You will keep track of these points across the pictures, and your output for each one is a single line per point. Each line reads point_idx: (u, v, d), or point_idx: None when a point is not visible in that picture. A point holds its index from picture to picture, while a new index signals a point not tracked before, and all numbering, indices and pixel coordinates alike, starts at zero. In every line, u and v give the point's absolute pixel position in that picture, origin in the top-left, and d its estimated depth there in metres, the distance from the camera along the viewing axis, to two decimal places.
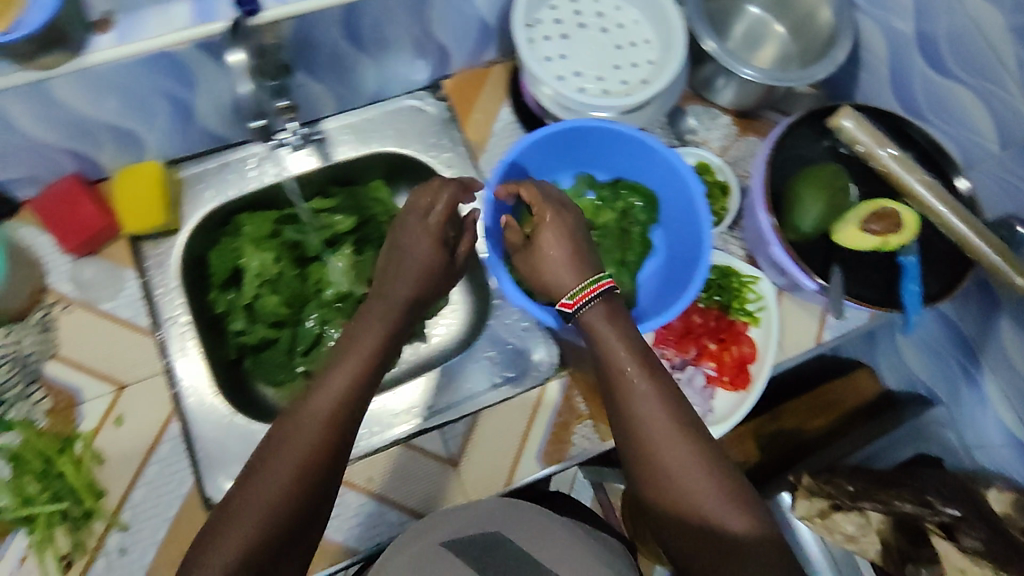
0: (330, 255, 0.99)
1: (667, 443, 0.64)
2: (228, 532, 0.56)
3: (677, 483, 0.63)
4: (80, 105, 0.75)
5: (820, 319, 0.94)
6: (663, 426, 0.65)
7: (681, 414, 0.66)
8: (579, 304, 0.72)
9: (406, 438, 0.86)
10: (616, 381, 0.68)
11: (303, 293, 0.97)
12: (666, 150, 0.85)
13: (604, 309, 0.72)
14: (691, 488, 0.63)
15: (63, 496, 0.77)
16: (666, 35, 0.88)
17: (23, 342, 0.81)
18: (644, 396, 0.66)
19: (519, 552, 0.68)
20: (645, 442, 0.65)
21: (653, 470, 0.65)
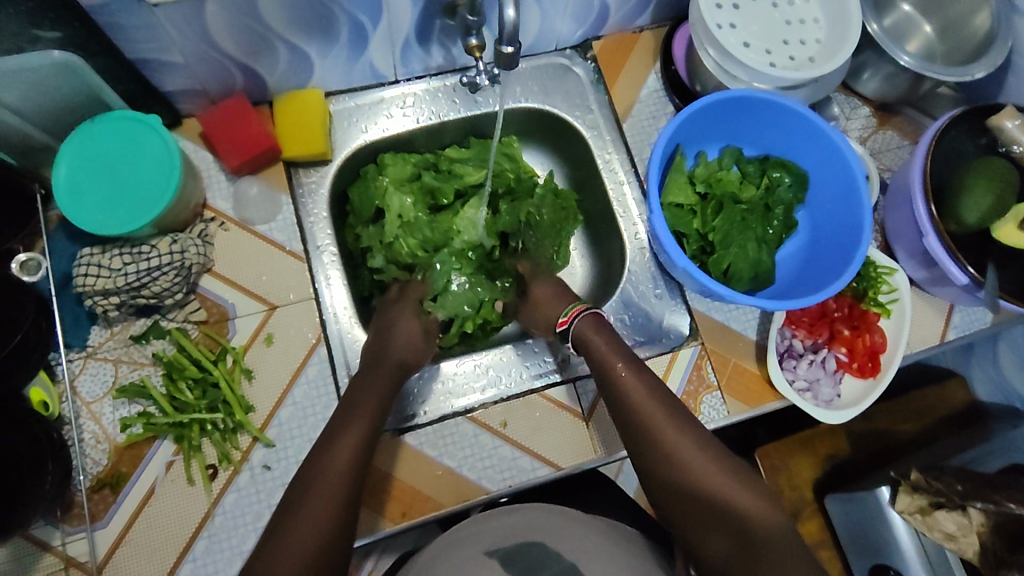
0: (460, 206, 0.98)
1: (669, 434, 0.73)
2: (301, 528, 0.61)
3: (685, 471, 0.70)
4: (273, 20, 0.75)
5: (945, 316, 0.95)
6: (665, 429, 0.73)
7: (667, 404, 0.75)
8: (574, 318, 0.82)
9: (539, 388, 0.86)
10: (609, 383, 0.77)
11: (434, 241, 0.95)
12: (831, 129, 0.85)
13: (593, 322, 0.82)
14: (701, 472, 0.70)
15: (215, 407, 0.78)
16: (838, 17, 0.88)
17: (187, 252, 0.79)
18: (640, 395, 0.76)
19: (570, 564, 0.65)
20: (650, 431, 0.73)
21: (665, 463, 0.71)
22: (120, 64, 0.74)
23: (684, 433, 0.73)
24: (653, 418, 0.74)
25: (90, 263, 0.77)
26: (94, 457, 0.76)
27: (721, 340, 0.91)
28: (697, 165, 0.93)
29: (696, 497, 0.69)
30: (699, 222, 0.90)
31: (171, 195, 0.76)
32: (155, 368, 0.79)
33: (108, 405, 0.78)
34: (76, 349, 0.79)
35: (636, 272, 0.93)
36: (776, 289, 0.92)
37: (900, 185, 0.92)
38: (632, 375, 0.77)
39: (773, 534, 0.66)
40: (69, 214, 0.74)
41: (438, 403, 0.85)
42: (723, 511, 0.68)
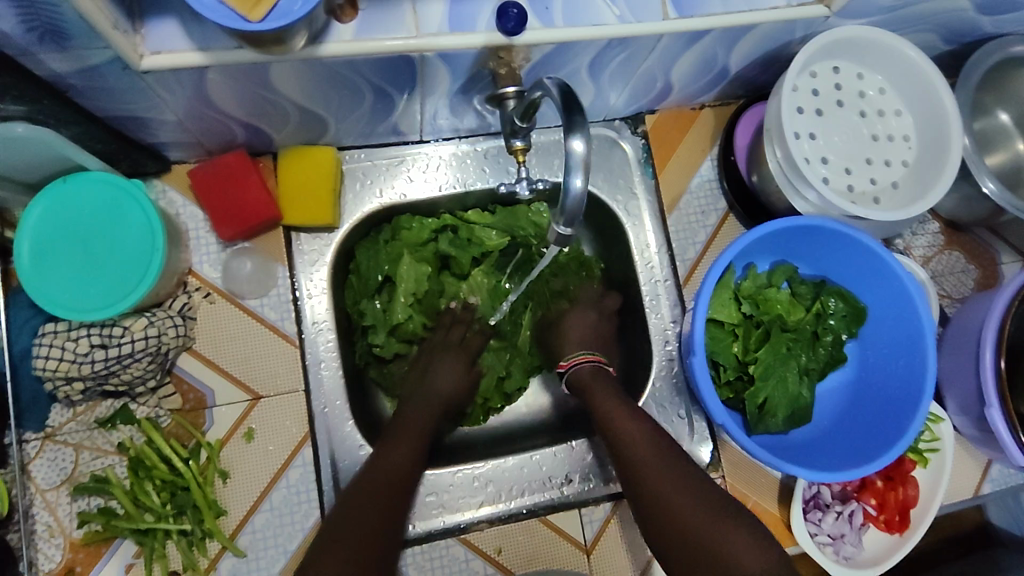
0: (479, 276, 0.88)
1: (662, 476, 0.67)
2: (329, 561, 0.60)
3: (676, 514, 0.64)
4: (286, 88, 0.64)
5: (983, 469, 0.89)
6: (655, 465, 0.68)
7: (656, 439, 0.70)
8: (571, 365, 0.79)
9: (541, 511, 0.79)
10: (603, 428, 0.72)
11: (436, 307, 0.87)
12: (904, 272, 0.76)
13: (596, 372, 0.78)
14: (694, 517, 0.63)
15: (184, 510, 0.70)
16: (933, 139, 0.78)
17: (163, 336, 0.70)
18: (632, 435, 0.70)
19: None
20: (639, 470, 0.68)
21: (661, 510, 0.65)
22: (99, 123, 0.63)
23: (677, 475, 0.66)
24: (646, 458, 0.68)
25: (52, 344, 0.68)
26: (45, 553, 0.69)
27: (740, 476, 0.83)
28: (744, 278, 0.83)
29: (692, 546, 0.62)
30: (739, 346, 0.81)
31: (151, 279, 0.66)
32: (120, 458, 0.71)
33: (64, 497, 0.70)
34: (32, 431, 0.70)
35: (661, 385, 0.85)
36: (815, 429, 0.83)
37: (963, 331, 0.83)
38: (625, 416, 0.72)
39: None
40: (61, 315, 0.64)
41: (429, 517, 0.77)
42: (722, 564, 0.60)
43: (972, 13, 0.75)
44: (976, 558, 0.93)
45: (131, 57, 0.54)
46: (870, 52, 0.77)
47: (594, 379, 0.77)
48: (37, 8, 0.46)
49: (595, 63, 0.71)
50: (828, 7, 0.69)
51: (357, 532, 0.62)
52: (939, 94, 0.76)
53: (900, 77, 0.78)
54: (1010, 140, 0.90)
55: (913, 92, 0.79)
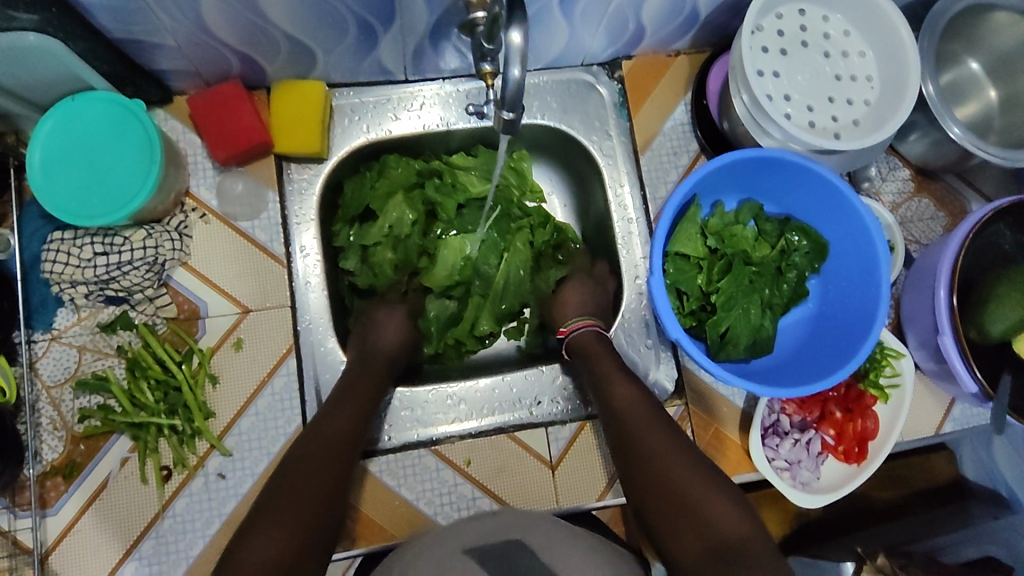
0: (467, 222, 0.92)
1: (652, 437, 0.71)
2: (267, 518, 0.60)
3: (661, 471, 0.69)
4: (273, 15, 0.69)
5: (945, 409, 0.91)
6: (651, 434, 0.72)
7: (654, 409, 0.74)
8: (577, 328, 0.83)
9: (510, 428, 0.84)
10: (603, 394, 0.77)
11: (414, 262, 0.89)
12: (861, 205, 0.79)
13: (596, 340, 0.81)
14: (679, 476, 0.68)
15: (176, 410, 0.76)
16: (894, 78, 0.80)
17: (160, 248, 0.77)
18: (627, 399, 0.75)
19: (537, 564, 0.65)
20: (634, 436, 0.72)
21: (646, 467, 0.70)
22: (103, 43, 0.68)
23: (667, 439, 0.71)
24: (638, 420, 0.73)
25: (58, 250, 0.75)
26: (49, 444, 0.75)
27: (704, 403, 0.87)
28: (712, 215, 0.87)
29: (672, 501, 0.67)
30: (704, 278, 0.85)
31: (144, 195, 0.72)
32: (119, 360, 0.77)
33: (67, 393, 0.76)
34: (40, 331, 0.76)
35: (631, 317, 0.89)
36: (777, 360, 0.86)
37: (924, 268, 0.86)
38: (626, 386, 0.76)
39: (753, 552, 0.62)
40: (64, 216, 0.71)
41: (404, 430, 0.82)
42: (699, 523, 0.65)
43: None
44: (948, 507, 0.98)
45: None
46: None
47: (596, 344, 0.81)
48: None
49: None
50: None
51: (306, 492, 0.63)
52: (899, 34, 0.79)
53: (863, 19, 0.81)
54: (982, 88, 0.92)
55: (876, 33, 0.82)
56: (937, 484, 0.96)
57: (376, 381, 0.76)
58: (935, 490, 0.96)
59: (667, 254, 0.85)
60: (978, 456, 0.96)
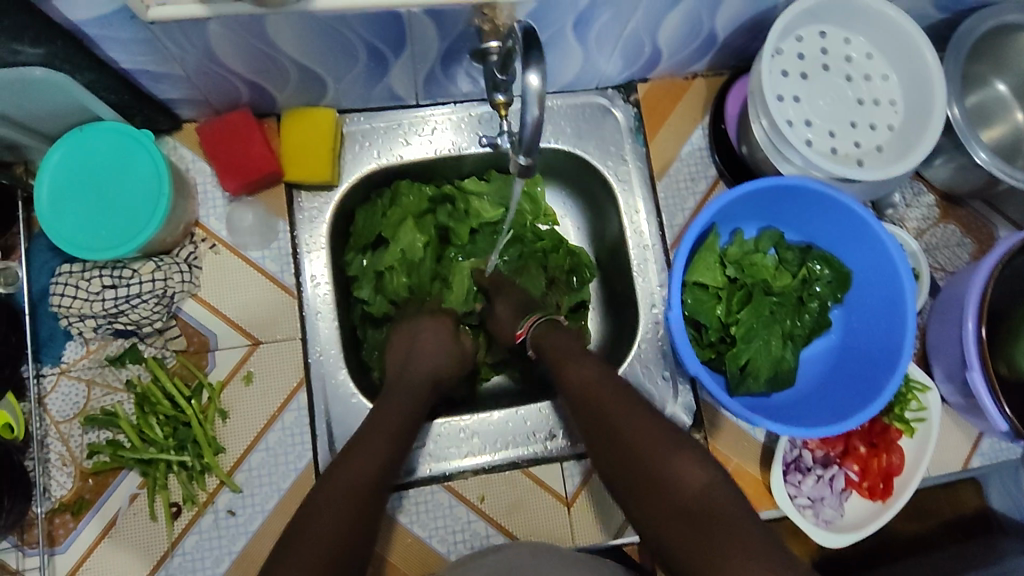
0: (482, 245, 0.90)
1: (615, 411, 0.69)
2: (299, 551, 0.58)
3: (627, 443, 0.67)
4: (283, 43, 0.68)
5: (973, 443, 0.89)
6: (609, 403, 0.70)
7: (610, 380, 0.73)
8: (528, 325, 0.82)
9: (524, 462, 0.82)
10: (558, 377, 0.75)
11: (426, 289, 0.87)
12: (886, 235, 0.76)
13: (552, 334, 0.80)
14: (646, 446, 0.66)
15: (185, 446, 0.75)
16: (919, 103, 0.79)
17: (169, 280, 0.76)
18: (586, 380, 0.72)
19: None
20: (593, 407, 0.71)
21: (613, 443, 0.68)
22: (111, 74, 0.67)
23: (628, 409, 0.69)
24: (598, 398, 0.71)
25: (67, 283, 0.74)
26: (58, 480, 0.74)
27: (723, 437, 0.85)
28: (731, 243, 0.85)
29: (641, 472, 0.65)
30: (723, 308, 0.83)
31: (143, 239, 0.70)
32: (128, 395, 0.76)
33: (76, 428, 0.75)
34: (49, 366, 0.76)
35: (648, 348, 0.87)
36: (798, 392, 0.84)
37: (951, 298, 0.83)
38: (578, 365, 0.75)
39: (719, 503, 0.60)
40: (70, 250, 0.70)
41: (416, 464, 0.81)
42: (672, 490, 0.62)
43: None
44: (977, 543, 0.95)
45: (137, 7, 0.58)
46: (856, 16, 0.78)
47: (552, 335, 0.80)
48: None
49: (581, 23, 0.73)
50: None
51: (306, 560, 0.57)
52: (924, 57, 0.77)
53: (887, 41, 0.79)
54: (1009, 110, 0.90)
55: (900, 56, 0.80)
56: (964, 515, 0.96)
57: (410, 412, 0.72)
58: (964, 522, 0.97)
59: (685, 284, 0.83)
60: (1008, 490, 0.93)
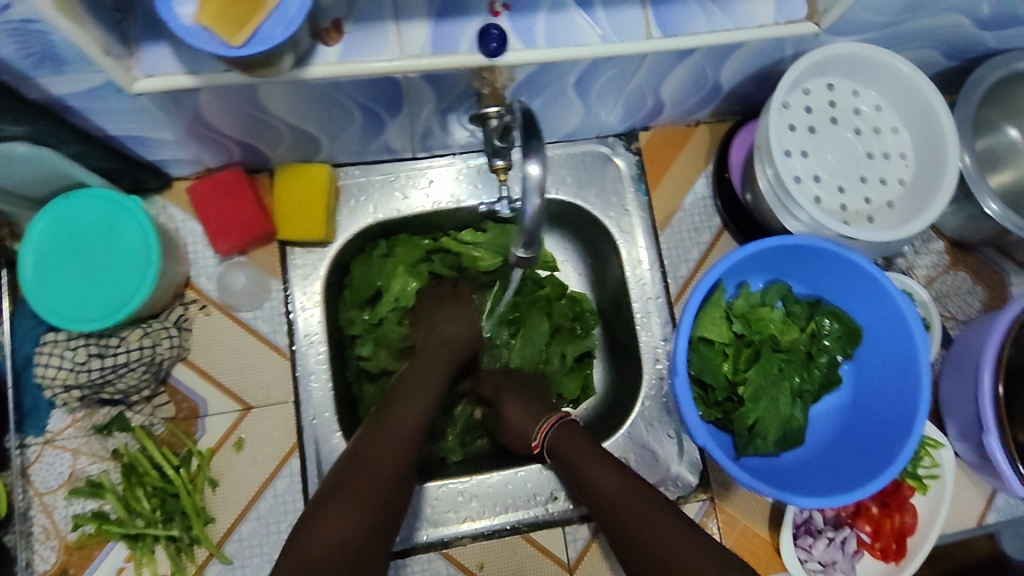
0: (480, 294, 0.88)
1: (637, 518, 0.65)
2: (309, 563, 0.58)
3: (656, 554, 0.62)
4: (276, 107, 0.66)
5: (987, 499, 0.86)
6: (638, 509, 0.65)
7: (640, 485, 0.68)
8: (543, 433, 0.76)
9: (525, 527, 0.79)
10: (581, 484, 0.70)
11: None
12: (898, 293, 0.74)
13: (570, 436, 0.74)
14: (677, 555, 0.61)
15: (174, 517, 0.72)
16: (930, 158, 0.76)
17: (157, 347, 0.73)
18: (605, 485, 0.68)
19: None
20: (622, 519, 0.66)
21: (641, 555, 0.63)
22: (98, 142, 0.65)
23: (659, 516, 0.64)
24: (621, 507, 0.66)
25: (51, 353, 0.70)
26: (41, 555, 0.71)
27: (730, 497, 0.82)
28: (736, 296, 0.83)
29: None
30: (730, 365, 0.80)
31: (122, 315, 0.68)
32: (114, 464, 0.74)
33: (60, 500, 0.72)
34: (32, 436, 0.73)
35: (650, 404, 0.84)
36: (808, 451, 0.81)
37: (965, 353, 0.81)
38: (601, 468, 0.70)
39: None
40: (66, 326, 0.68)
41: (413, 531, 0.78)
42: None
43: (971, 29, 0.74)
44: None
45: (124, 80, 0.56)
46: (865, 69, 0.76)
47: (568, 438, 0.74)
48: (31, 36, 0.49)
49: (583, 80, 0.71)
50: (818, 25, 0.68)
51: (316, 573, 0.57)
52: (935, 111, 0.75)
53: (897, 94, 0.77)
54: (1019, 156, 0.88)
55: (910, 109, 0.77)
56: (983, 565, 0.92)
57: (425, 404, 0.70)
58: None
59: (691, 340, 0.80)
60: None
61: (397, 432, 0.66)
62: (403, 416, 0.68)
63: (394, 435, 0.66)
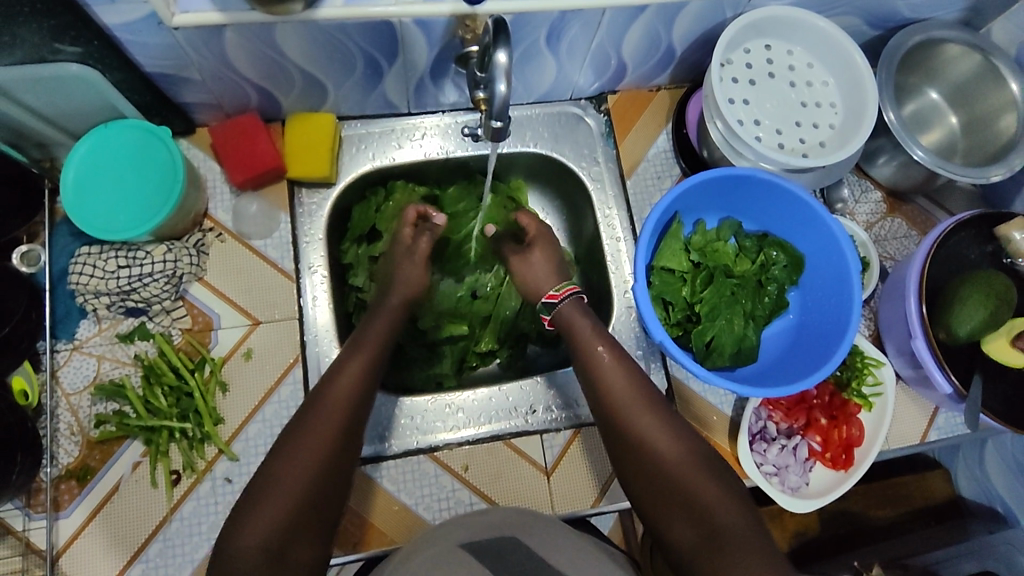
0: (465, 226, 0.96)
1: (639, 420, 0.70)
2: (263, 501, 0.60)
3: (650, 455, 0.67)
4: (290, 50, 0.77)
5: (929, 417, 0.94)
6: (635, 404, 0.71)
7: (639, 382, 0.73)
8: (562, 297, 0.81)
9: (506, 435, 0.87)
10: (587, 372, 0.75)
11: None
12: (830, 217, 0.85)
13: (577, 309, 0.80)
14: (668, 462, 0.66)
15: (187, 415, 0.80)
16: (855, 104, 0.88)
17: (179, 262, 0.83)
18: (614, 384, 0.73)
19: (536, 561, 0.68)
20: (619, 411, 0.71)
21: (635, 455, 0.68)
22: (137, 75, 0.77)
23: (654, 418, 0.70)
24: (623, 405, 0.71)
25: (85, 263, 0.81)
26: (65, 448, 0.79)
27: (694, 411, 0.91)
28: (694, 233, 0.93)
29: (663, 485, 0.65)
30: (688, 290, 0.90)
31: (139, 232, 0.78)
32: (135, 369, 0.82)
33: (85, 400, 0.81)
34: (63, 341, 0.82)
35: (619, 330, 0.94)
36: (760, 367, 0.90)
37: (896, 280, 0.90)
38: (613, 362, 0.75)
39: (742, 536, 0.61)
40: (92, 233, 0.78)
41: (404, 438, 0.86)
42: (693, 508, 0.63)
43: None
44: (947, 526, 0.98)
45: (164, 13, 0.67)
46: (795, 31, 0.89)
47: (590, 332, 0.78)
48: None
49: (552, 36, 0.83)
50: None
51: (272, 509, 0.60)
52: (856, 64, 0.88)
53: (825, 52, 0.90)
54: (943, 116, 0.99)
55: (837, 65, 0.90)
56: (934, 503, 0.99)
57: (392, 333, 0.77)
58: (935, 509, 1.00)
59: (652, 268, 0.90)
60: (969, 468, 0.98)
61: (332, 411, 0.66)
62: (338, 398, 0.68)
63: (327, 415, 0.66)
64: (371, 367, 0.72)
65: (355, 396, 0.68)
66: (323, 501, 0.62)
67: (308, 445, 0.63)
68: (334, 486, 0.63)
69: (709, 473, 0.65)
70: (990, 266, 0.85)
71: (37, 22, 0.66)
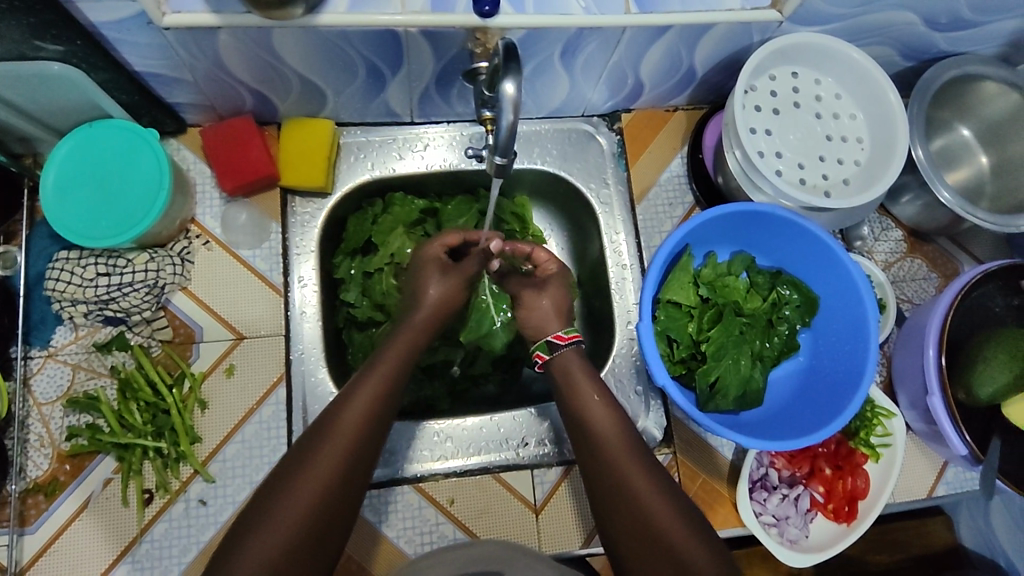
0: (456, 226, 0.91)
1: (632, 474, 0.66)
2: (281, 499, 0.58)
3: (642, 510, 0.63)
4: (288, 55, 0.72)
5: (937, 471, 0.90)
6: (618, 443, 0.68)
7: (621, 424, 0.70)
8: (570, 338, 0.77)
9: (496, 469, 0.83)
10: (572, 409, 0.72)
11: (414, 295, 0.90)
12: (849, 259, 0.81)
13: (578, 359, 0.76)
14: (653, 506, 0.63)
15: (163, 433, 0.77)
16: (884, 141, 0.84)
17: (161, 272, 0.80)
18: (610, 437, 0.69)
19: None
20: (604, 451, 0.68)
21: (625, 503, 0.64)
22: (124, 75, 0.72)
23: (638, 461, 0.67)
24: (611, 444, 0.68)
25: (63, 268, 0.78)
26: (34, 461, 0.76)
27: (693, 452, 0.87)
28: (704, 265, 0.88)
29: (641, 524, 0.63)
30: (695, 326, 0.85)
31: (125, 239, 0.74)
32: (111, 381, 0.79)
33: (57, 411, 0.78)
34: (37, 348, 0.79)
35: (618, 365, 0.89)
36: (766, 411, 0.86)
37: (914, 328, 0.86)
38: (600, 404, 0.72)
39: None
40: (74, 240, 0.75)
41: (389, 466, 0.82)
42: (675, 556, 0.61)
43: (923, 28, 0.81)
44: None
45: (154, 13, 0.63)
46: (825, 60, 0.84)
47: (584, 377, 0.74)
48: None
49: (568, 52, 0.78)
50: (780, 13, 0.75)
51: (292, 506, 0.58)
52: (888, 98, 0.83)
53: (854, 84, 0.85)
54: (973, 154, 0.94)
55: (866, 98, 0.85)
56: (936, 552, 0.94)
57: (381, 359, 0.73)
58: (933, 559, 0.93)
59: (659, 302, 0.85)
60: (976, 523, 0.94)
61: (321, 474, 0.60)
62: (336, 451, 0.62)
63: (312, 478, 0.60)
64: (371, 420, 0.65)
65: (379, 410, 0.66)
66: (318, 537, 0.58)
67: (287, 515, 0.57)
68: (331, 515, 0.59)
69: (696, 531, 0.63)
70: (1015, 320, 0.81)
71: (15, 19, 0.61)
